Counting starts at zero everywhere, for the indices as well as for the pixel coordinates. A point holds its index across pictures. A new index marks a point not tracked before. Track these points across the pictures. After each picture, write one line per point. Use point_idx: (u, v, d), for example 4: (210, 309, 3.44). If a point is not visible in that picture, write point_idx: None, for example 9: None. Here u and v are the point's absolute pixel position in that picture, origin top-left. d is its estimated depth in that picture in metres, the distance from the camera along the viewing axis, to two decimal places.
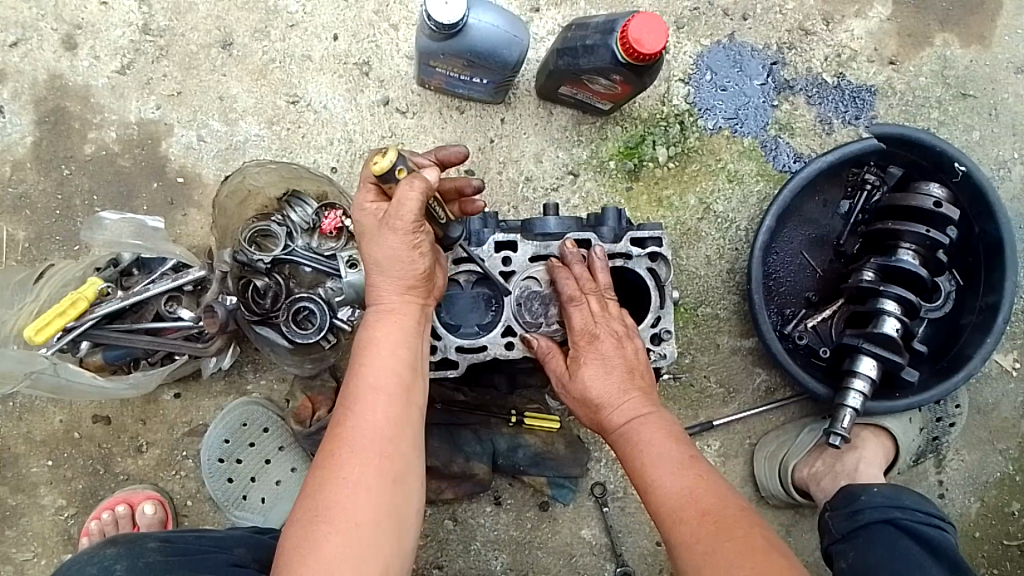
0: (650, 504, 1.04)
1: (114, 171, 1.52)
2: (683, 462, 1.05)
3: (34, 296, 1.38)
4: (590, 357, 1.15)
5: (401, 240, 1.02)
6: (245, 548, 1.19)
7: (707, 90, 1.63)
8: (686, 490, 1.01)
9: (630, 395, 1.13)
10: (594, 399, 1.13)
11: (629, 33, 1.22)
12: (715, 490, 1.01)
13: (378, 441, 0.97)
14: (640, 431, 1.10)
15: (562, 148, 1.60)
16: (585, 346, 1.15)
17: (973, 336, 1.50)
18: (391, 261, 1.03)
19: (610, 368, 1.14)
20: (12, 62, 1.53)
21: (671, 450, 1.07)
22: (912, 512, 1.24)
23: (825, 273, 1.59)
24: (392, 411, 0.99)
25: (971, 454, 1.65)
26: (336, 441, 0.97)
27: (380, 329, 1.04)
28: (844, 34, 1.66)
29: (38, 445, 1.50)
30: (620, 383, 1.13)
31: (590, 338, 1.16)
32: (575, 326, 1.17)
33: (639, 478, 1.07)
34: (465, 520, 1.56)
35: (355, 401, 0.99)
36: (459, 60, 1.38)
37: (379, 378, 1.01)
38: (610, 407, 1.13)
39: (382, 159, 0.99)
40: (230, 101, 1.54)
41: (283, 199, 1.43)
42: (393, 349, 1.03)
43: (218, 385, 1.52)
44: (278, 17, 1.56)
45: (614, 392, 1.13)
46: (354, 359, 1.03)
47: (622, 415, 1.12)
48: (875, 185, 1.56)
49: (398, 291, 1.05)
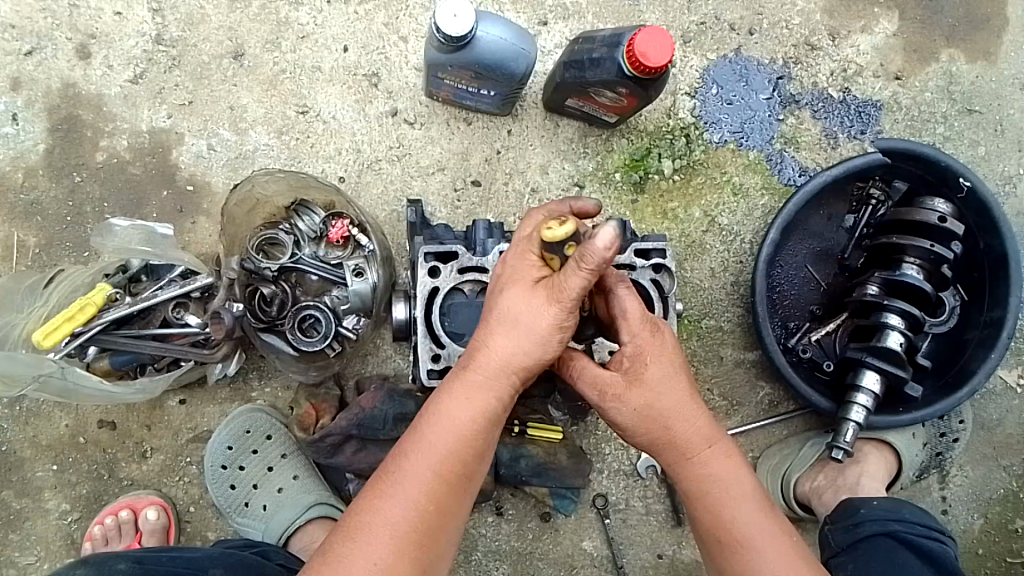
0: (732, 556, 0.99)
1: (124, 178, 1.54)
2: (763, 511, 1.00)
3: (43, 301, 1.39)
4: (655, 357, 1.00)
5: (546, 314, 0.94)
6: (219, 569, 1.19)
7: (713, 104, 1.64)
8: (766, 544, 0.98)
9: (695, 415, 1.01)
10: (662, 413, 1.00)
11: (634, 47, 1.23)
12: (797, 561, 0.98)
13: (412, 528, 0.93)
14: (708, 469, 1.01)
15: (568, 160, 1.61)
16: (646, 337, 1.00)
17: (977, 352, 1.50)
18: (524, 326, 0.95)
19: (674, 378, 1.01)
20: (27, 70, 1.55)
21: (748, 500, 1.00)
22: (911, 525, 1.24)
23: (829, 287, 1.59)
24: (435, 486, 0.94)
25: (975, 470, 1.65)
26: (371, 501, 0.94)
27: (457, 397, 0.96)
28: (849, 50, 1.68)
29: (44, 449, 1.51)
30: (686, 402, 1.01)
31: (652, 329, 1.01)
32: (630, 312, 1.00)
33: (717, 526, 1.00)
34: (466, 530, 1.56)
35: (399, 472, 0.94)
36: (466, 72, 1.39)
37: (437, 453, 0.94)
38: (681, 431, 1.01)
39: (559, 227, 0.91)
40: (240, 110, 1.56)
41: (291, 208, 1.46)
42: (463, 422, 0.95)
43: (224, 392, 1.53)
44: (289, 29, 1.58)
45: (684, 411, 1.01)
46: (423, 416, 0.97)
47: (694, 443, 1.01)
48: (880, 200, 1.57)
49: (501, 366, 0.96)
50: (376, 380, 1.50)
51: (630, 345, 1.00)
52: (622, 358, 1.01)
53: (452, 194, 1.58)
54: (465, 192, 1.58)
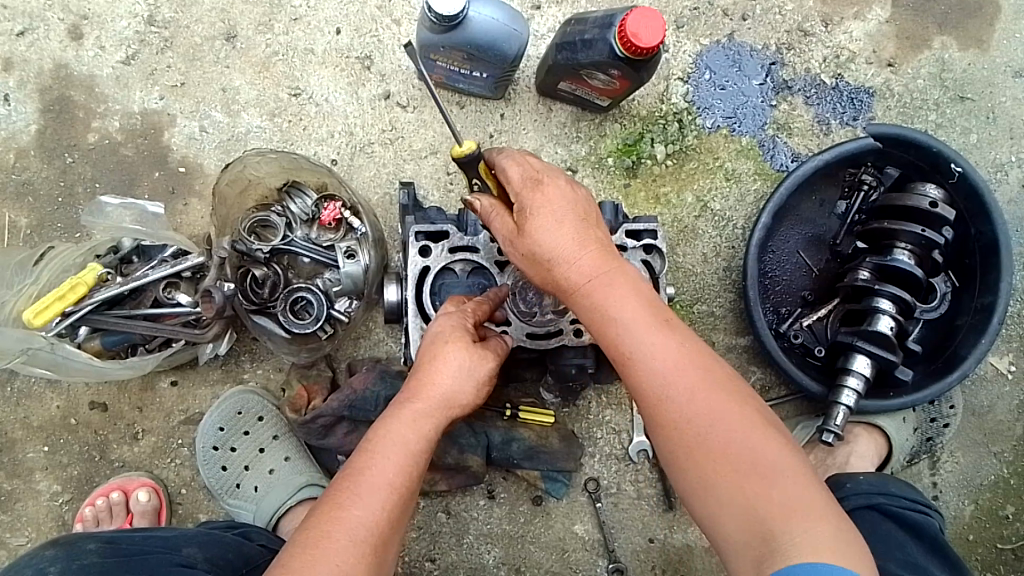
0: (626, 372, 0.94)
1: (117, 160, 1.53)
2: (653, 323, 0.94)
3: (33, 278, 1.39)
4: (537, 205, 0.98)
5: (470, 365, 1.05)
6: (194, 548, 1.19)
7: (706, 89, 1.64)
8: (657, 352, 0.92)
9: (584, 250, 0.97)
10: (549, 256, 0.97)
11: (626, 28, 1.23)
12: (703, 379, 0.91)
13: (374, 534, 0.92)
14: (600, 297, 0.96)
15: (561, 144, 1.61)
16: (532, 195, 0.99)
17: (968, 337, 1.51)
18: (457, 377, 1.04)
19: (564, 224, 0.97)
20: (19, 51, 1.55)
21: (636, 310, 0.95)
22: (896, 498, 1.25)
23: (821, 272, 1.59)
24: (392, 498, 0.95)
25: (965, 456, 1.65)
26: (327, 517, 0.92)
27: (396, 420, 1.00)
28: (842, 36, 1.68)
29: (35, 430, 1.51)
30: (575, 235, 0.97)
31: (536, 185, 0.99)
32: (512, 179, 1.01)
33: (614, 348, 0.95)
34: (458, 513, 1.57)
35: (357, 485, 0.95)
36: (459, 53, 1.39)
37: (387, 469, 0.96)
38: (567, 270, 0.97)
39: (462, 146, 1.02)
40: (233, 92, 1.56)
41: (283, 190, 1.46)
42: (407, 443, 0.99)
43: (216, 374, 1.53)
44: (282, 11, 1.58)
45: (570, 247, 0.97)
46: (369, 441, 0.99)
47: (577, 278, 0.97)
48: (872, 185, 1.56)
49: (440, 409, 1.03)
50: (368, 363, 1.50)
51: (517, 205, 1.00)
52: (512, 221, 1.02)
53: (445, 177, 1.58)
54: (458, 175, 1.58)
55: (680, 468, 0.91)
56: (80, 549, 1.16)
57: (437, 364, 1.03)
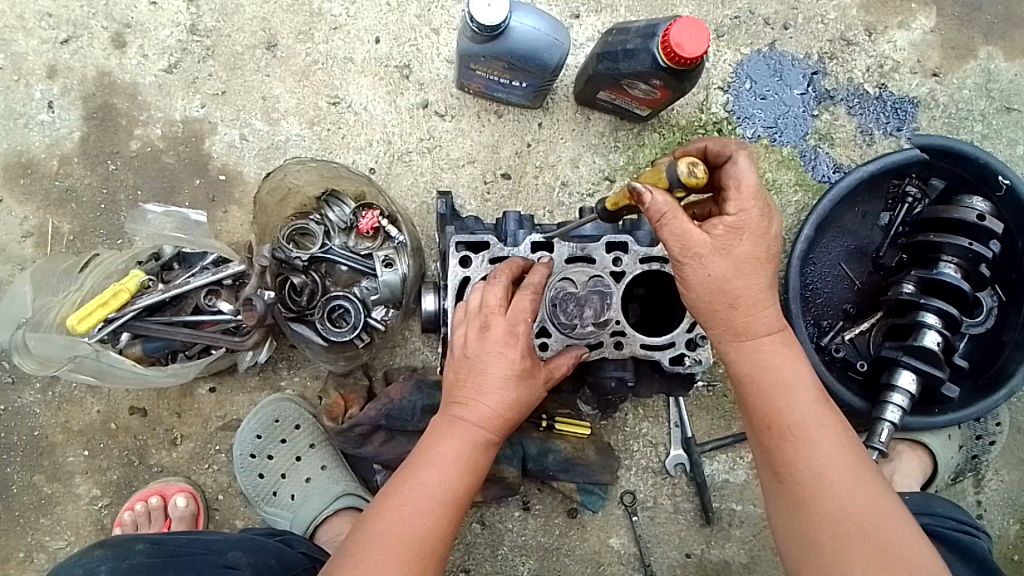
0: (776, 437, 0.97)
1: (158, 167, 1.55)
2: (817, 398, 0.98)
3: (77, 285, 1.41)
4: (751, 232, 0.97)
5: (517, 381, 1.03)
6: (238, 552, 1.19)
7: (747, 99, 1.62)
8: (815, 423, 0.96)
9: (770, 300, 1.00)
10: (736, 291, 0.97)
11: (670, 38, 1.22)
12: (855, 463, 0.95)
13: (420, 545, 0.96)
14: (764, 360, 0.99)
15: (599, 154, 1.60)
16: (755, 219, 0.97)
17: (1015, 353, 1.47)
18: (502, 390, 1.02)
19: (759, 265, 0.98)
20: (63, 59, 1.56)
21: (805, 380, 0.99)
22: (942, 519, 1.23)
23: (863, 285, 1.56)
24: (443, 512, 0.99)
25: (1010, 474, 1.61)
26: (373, 524, 0.97)
27: (445, 434, 1.02)
28: (886, 45, 1.65)
29: (75, 434, 1.52)
30: (765, 278, 0.99)
31: (761, 212, 0.98)
32: (739, 189, 0.98)
33: (771, 411, 0.98)
34: (492, 524, 1.55)
35: (404, 496, 0.98)
36: (500, 63, 1.38)
37: (433, 484, 0.99)
38: (745, 316, 0.99)
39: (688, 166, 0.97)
40: (273, 100, 1.57)
41: (323, 199, 1.47)
42: (454, 457, 1.01)
43: (253, 381, 1.53)
44: (321, 20, 1.59)
45: (759, 293, 0.99)
46: (420, 451, 1.02)
47: (756, 330, 0.99)
48: (917, 197, 1.54)
49: (485, 423, 1.03)
50: (405, 372, 1.49)
51: (734, 213, 0.97)
52: (720, 223, 0.97)
53: (483, 187, 1.58)
54: (495, 185, 1.58)
55: (796, 534, 0.95)
56: (128, 549, 1.17)
57: (487, 375, 1.02)
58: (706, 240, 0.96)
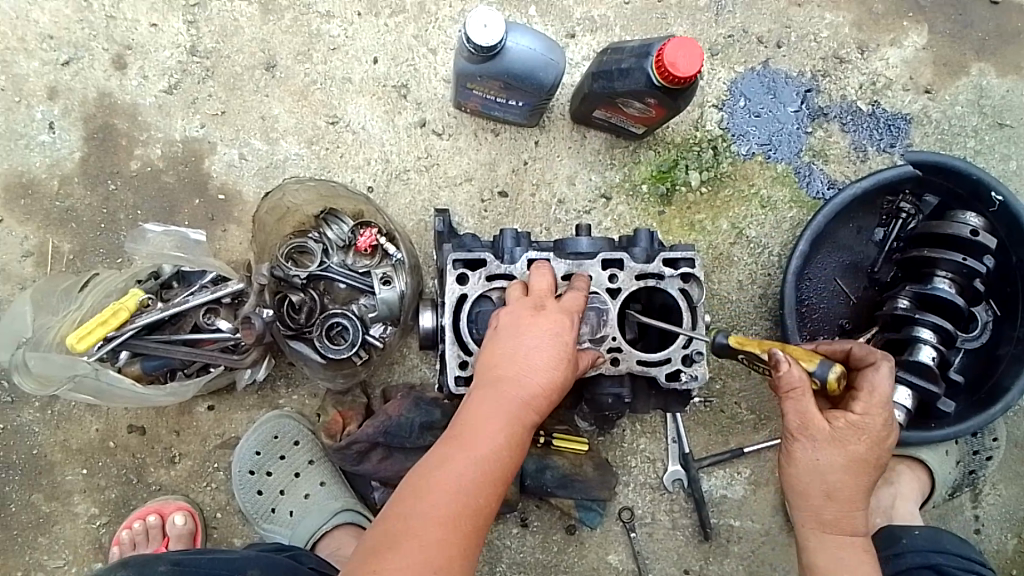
0: None
1: (158, 187, 1.56)
2: None
3: (78, 304, 1.42)
4: (866, 436, 1.09)
5: (560, 358, 1.04)
6: (255, 570, 1.20)
7: (741, 116, 1.63)
8: None
9: (863, 502, 1.11)
10: (835, 486, 1.10)
11: (663, 57, 1.24)
12: None
13: (459, 515, 0.94)
14: (838, 551, 1.11)
15: (595, 171, 1.61)
16: (875, 422, 1.09)
17: (1011, 368, 1.48)
18: (543, 359, 1.03)
19: (863, 468, 1.10)
20: (64, 80, 1.58)
21: None
22: (953, 557, 1.26)
23: (858, 300, 1.57)
24: (485, 483, 0.97)
25: (1008, 489, 1.62)
26: (417, 486, 0.96)
27: (491, 400, 1.01)
28: (879, 63, 1.67)
29: (73, 453, 1.52)
30: (866, 482, 1.11)
31: (882, 433, 1.10)
32: (870, 395, 1.10)
33: None
34: (491, 542, 1.56)
35: (447, 461, 0.97)
36: (496, 82, 1.40)
37: (477, 451, 0.98)
38: (837, 512, 1.10)
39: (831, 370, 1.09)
40: (272, 120, 1.58)
41: (321, 217, 1.48)
42: (496, 421, 1.00)
43: (252, 399, 1.54)
44: (320, 41, 1.60)
45: (855, 493, 1.10)
46: (465, 416, 1.01)
47: (843, 526, 1.11)
48: (911, 214, 1.56)
49: (526, 391, 1.02)
50: (403, 390, 1.50)
51: (859, 412, 1.09)
52: (843, 416, 1.10)
53: (479, 205, 1.59)
54: (492, 202, 1.59)
55: None
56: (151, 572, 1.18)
57: (532, 345, 1.04)
58: (822, 427, 1.09)
